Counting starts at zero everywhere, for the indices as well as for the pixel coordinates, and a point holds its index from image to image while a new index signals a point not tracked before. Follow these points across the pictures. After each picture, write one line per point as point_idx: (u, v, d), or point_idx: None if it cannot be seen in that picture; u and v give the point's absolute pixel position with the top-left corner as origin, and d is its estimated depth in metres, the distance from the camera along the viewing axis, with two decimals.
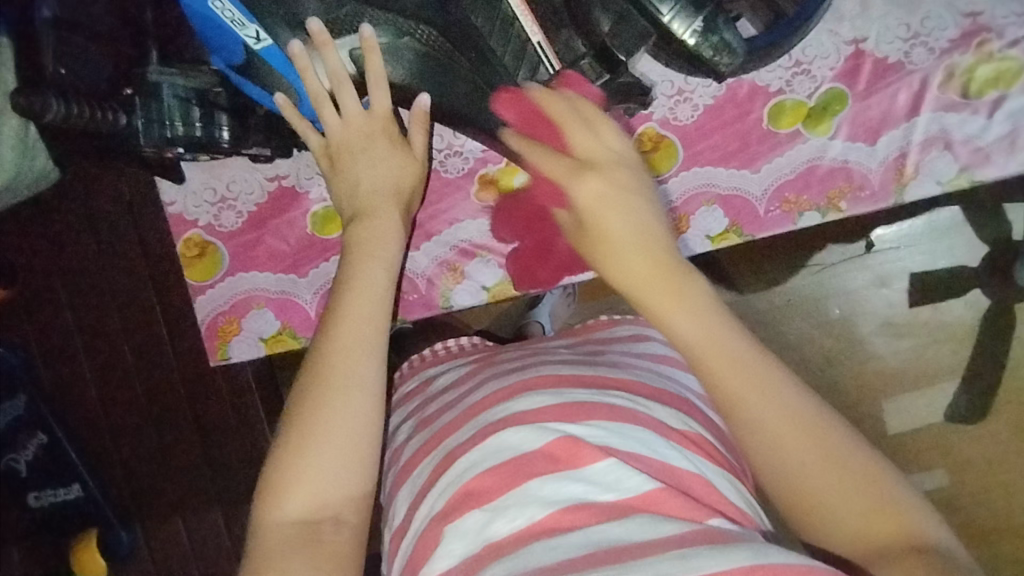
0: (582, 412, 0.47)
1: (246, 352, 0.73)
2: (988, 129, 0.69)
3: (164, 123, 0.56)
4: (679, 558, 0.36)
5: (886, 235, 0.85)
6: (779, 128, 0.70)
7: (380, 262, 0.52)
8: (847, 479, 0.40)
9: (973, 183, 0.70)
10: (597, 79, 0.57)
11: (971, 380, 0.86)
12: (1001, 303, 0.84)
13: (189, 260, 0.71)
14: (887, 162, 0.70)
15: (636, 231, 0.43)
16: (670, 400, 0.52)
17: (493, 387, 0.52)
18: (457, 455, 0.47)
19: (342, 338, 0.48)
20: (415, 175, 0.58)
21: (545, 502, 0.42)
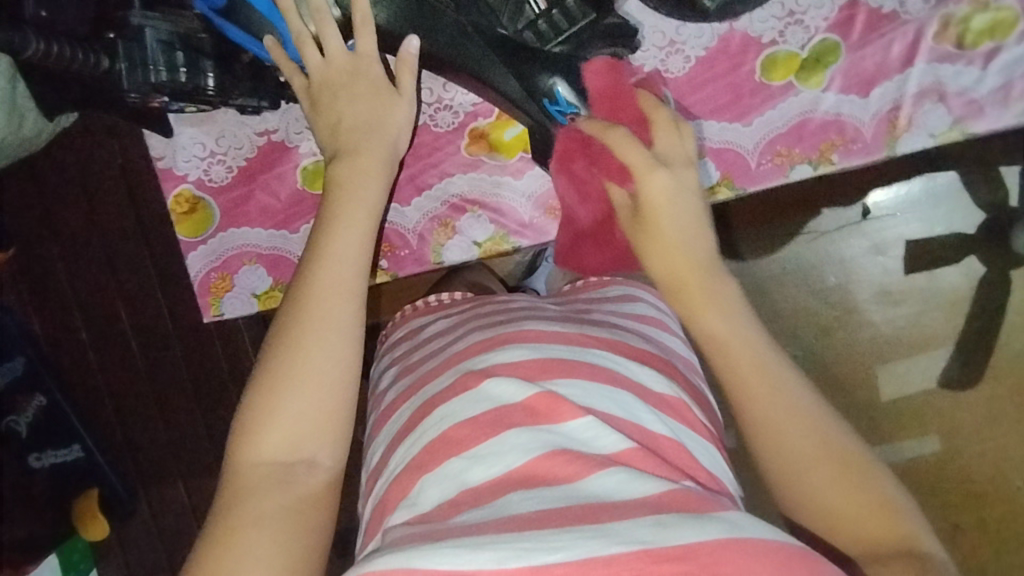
0: (561, 367, 0.47)
1: (240, 308, 0.74)
2: (982, 80, 0.69)
3: (148, 69, 0.55)
4: (658, 523, 0.36)
5: (882, 201, 0.85)
6: (773, 80, 0.69)
7: (361, 202, 0.52)
8: (857, 496, 0.43)
9: (966, 136, 0.70)
10: (582, 19, 0.57)
11: (963, 347, 0.87)
12: (994, 271, 0.85)
13: (179, 216, 0.71)
14: (880, 114, 0.70)
15: (692, 238, 0.53)
16: (654, 362, 0.51)
17: (474, 338, 0.52)
18: (436, 401, 0.48)
19: (322, 285, 0.48)
20: (402, 116, 0.57)
21: (522, 450, 0.42)
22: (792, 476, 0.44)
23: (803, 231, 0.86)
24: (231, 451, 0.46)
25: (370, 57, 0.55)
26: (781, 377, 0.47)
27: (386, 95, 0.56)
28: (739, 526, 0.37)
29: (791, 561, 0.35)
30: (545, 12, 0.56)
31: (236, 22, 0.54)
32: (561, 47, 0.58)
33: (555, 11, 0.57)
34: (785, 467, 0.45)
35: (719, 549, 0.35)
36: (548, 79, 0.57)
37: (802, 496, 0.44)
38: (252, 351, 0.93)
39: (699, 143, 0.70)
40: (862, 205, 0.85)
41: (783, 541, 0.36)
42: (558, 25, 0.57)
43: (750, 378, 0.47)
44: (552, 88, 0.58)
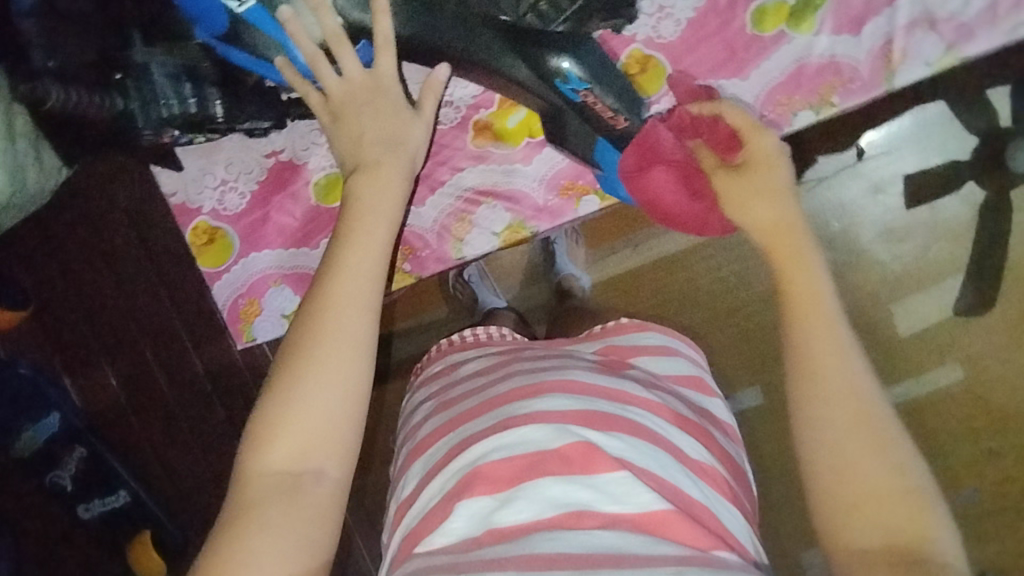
0: (600, 420, 0.49)
1: (271, 331, 0.74)
2: (969, 3, 0.69)
3: (158, 103, 0.56)
4: (677, 572, 0.38)
5: (875, 140, 0.83)
6: (764, 31, 0.70)
7: (383, 214, 0.51)
8: (884, 492, 0.40)
9: (959, 61, 0.71)
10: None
11: (975, 277, 0.84)
12: (998, 197, 0.81)
13: (200, 247, 0.72)
14: (874, 51, 0.70)
15: (780, 201, 0.53)
16: (690, 428, 0.53)
17: (518, 382, 0.52)
18: (472, 442, 0.49)
19: (346, 299, 0.47)
20: (420, 132, 0.57)
21: (553, 503, 0.43)
22: (818, 440, 0.43)
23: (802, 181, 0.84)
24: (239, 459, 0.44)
25: (392, 75, 0.56)
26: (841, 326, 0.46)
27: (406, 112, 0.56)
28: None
29: None
30: None
31: (239, 44, 0.54)
32: (564, 26, 0.59)
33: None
34: (816, 398, 0.44)
35: None
36: (554, 58, 0.58)
37: (825, 457, 0.42)
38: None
39: None
40: (855, 147, 0.83)
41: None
42: (558, 6, 0.57)
43: (808, 313, 0.47)
44: (566, 71, 0.58)
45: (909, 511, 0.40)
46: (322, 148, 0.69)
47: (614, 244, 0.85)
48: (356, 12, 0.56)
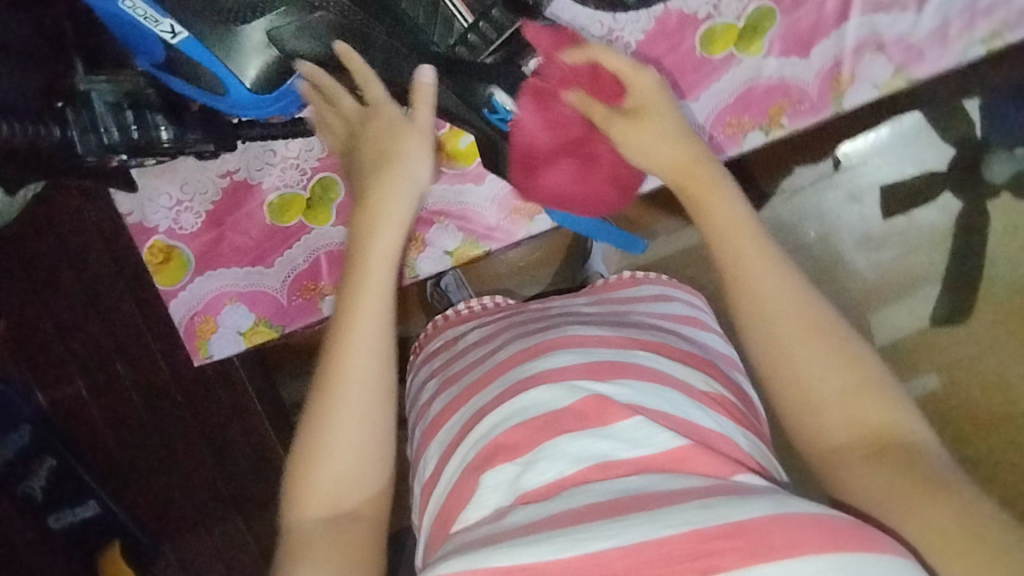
0: (610, 369, 0.50)
1: (227, 348, 0.75)
2: (919, 24, 0.70)
3: (99, 131, 0.55)
4: (703, 505, 0.37)
5: (851, 151, 0.88)
6: (713, 53, 0.70)
7: (384, 243, 0.51)
8: (870, 398, 0.44)
9: (909, 83, 0.71)
10: (511, 27, 0.56)
11: (950, 283, 0.89)
12: (973, 202, 0.87)
13: (156, 266, 0.72)
14: (823, 72, 0.71)
15: (683, 141, 0.53)
16: (694, 361, 0.55)
17: (517, 347, 0.54)
18: (486, 412, 0.50)
19: (355, 358, 0.48)
20: (421, 142, 0.53)
21: (573, 459, 0.44)
22: (795, 367, 0.46)
23: (779, 191, 0.88)
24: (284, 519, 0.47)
25: (381, 99, 0.52)
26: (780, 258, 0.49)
27: (399, 125, 0.52)
28: (784, 502, 0.37)
29: (846, 537, 0.35)
30: (473, 25, 0.55)
31: (178, 74, 0.54)
32: (493, 57, 0.58)
33: (482, 23, 0.55)
34: (783, 350, 0.46)
35: (770, 525, 0.35)
36: (485, 88, 0.58)
37: (799, 382, 0.45)
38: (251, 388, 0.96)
39: None
40: (833, 157, 0.88)
41: (832, 512, 0.37)
42: (487, 36, 0.56)
43: (745, 250, 0.49)
44: (489, 97, 0.58)
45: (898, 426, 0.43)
46: (276, 168, 0.71)
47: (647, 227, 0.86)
48: (292, 41, 0.53)
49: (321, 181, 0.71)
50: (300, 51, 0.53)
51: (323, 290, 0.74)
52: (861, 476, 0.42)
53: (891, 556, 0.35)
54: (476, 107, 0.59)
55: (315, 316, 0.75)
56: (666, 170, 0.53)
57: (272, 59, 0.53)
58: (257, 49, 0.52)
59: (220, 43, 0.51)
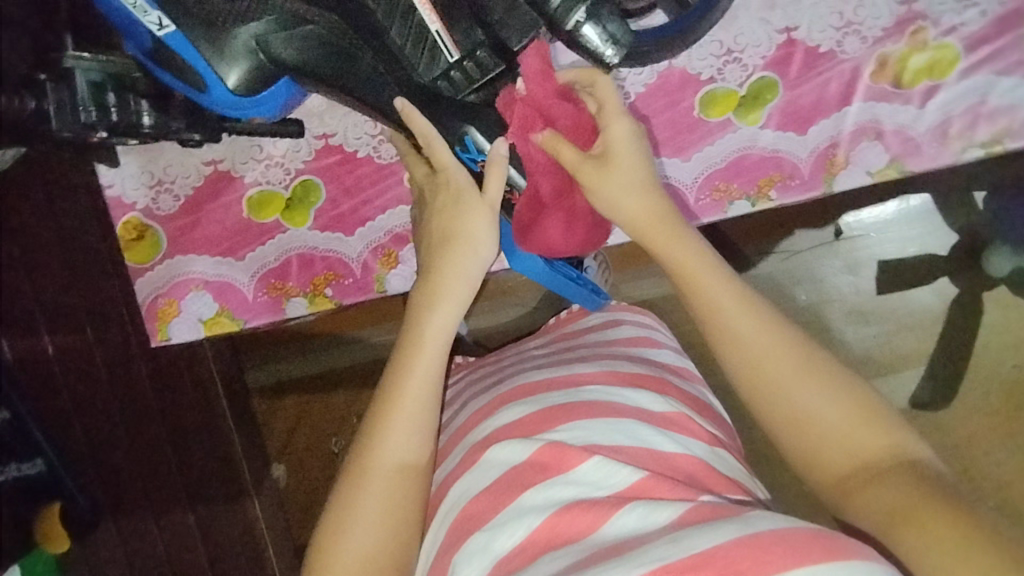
0: (560, 413, 0.52)
1: (185, 333, 0.75)
2: (921, 117, 0.69)
3: (77, 109, 0.55)
4: (673, 539, 0.40)
5: (853, 222, 0.88)
6: (710, 116, 0.71)
7: (438, 322, 0.54)
8: (857, 420, 0.47)
9: (903, 174, 0.71)
10: (494, 70, 0.56)
11: (935, 368, 0.89)
12: (967, 291, 0.88)
13: (127, 242, 0.73)
14: (818, 151, 0.71)
15: (649, 190, 0.54)
16: (647, 383, 0.55)
17: (475, 407, 0.57)
18: (451, 481, 0.52)
19: (405, 413, 0.51)
20: (484, 217, 0.54)
21: (540, 510, 0.46)
22: (784, 407, 0.49)
23: (776, 250, 0.89)
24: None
25: (450, 166, 0.55)
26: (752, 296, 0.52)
27: (467, 193, 0.55)
28: (750, 523, 0.40)
29: (813, 550, 0.37)
30: (458, 62, 0.56)
31: (162, 64, 0.56)
32: (476, 95, 0.57)
33: (467, 62, 0.56)
34: (779, 389, 0.49)
35: (736, 548, 0.38)
36: (461, 126, 0.55)
37: (788, 418, 0.49)
38: (220, 386, 1.04)
39: None
40: (834, 225, 0.88)
41: (793, 527, 0.39)
42: (471, 76, 0.56)
43: (723, 295, 0.51)
44: (463, 136, 0.55)
45: (886, 442, 0.46)
46: (260, 164, 0.71)
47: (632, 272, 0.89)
48: (280, 48, 0.54)
49: (303, 183, 0.71)
50: (286, 58, 0.55)
51: (290, 291, 0.74)
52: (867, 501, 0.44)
53: (860, 562, 0.37)
54: (447, 143, 0.55)
55: (278, 316, 0.74)
56: (642, 224, 0.54)
57: (258, 62, 0.55)
58: (243, 53, 0.54)
59: (211, 45, 0.53)
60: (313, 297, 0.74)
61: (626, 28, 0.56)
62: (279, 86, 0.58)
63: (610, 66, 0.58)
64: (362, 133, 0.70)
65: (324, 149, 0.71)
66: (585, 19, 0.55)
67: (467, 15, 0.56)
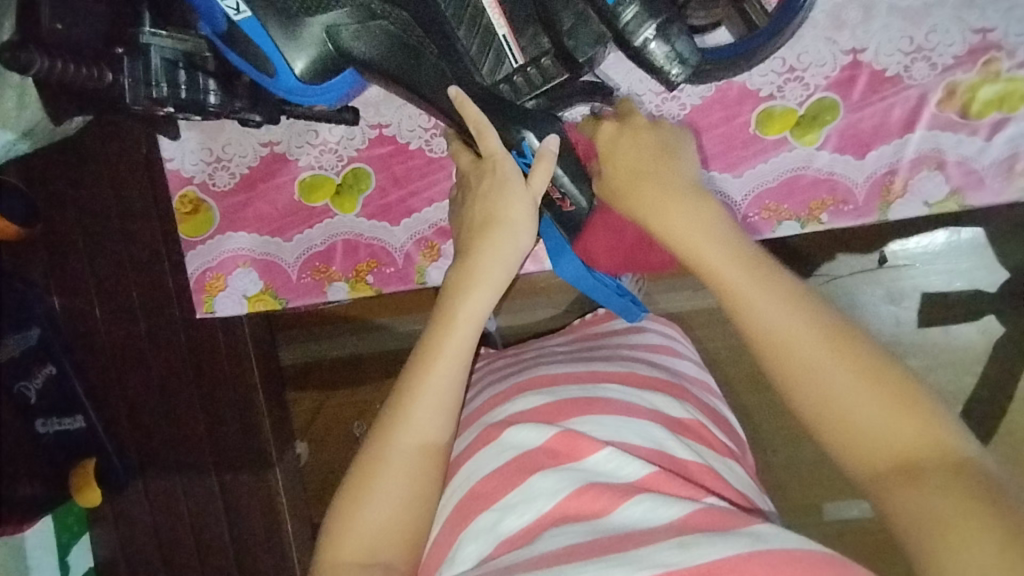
0: (577, 407, 0.53)
1: (230, 308, 0.78)
2: (986, 151, 0.67)
3: (150, 84, 0.58)
4: (680, 544, 0.39)
5: (900, 251, 0.86)
6: (767, 134, 0.70)
7: (471, 312, 0.53)
8: (887, 407, 0.40)
9: (963, 207, 0.69)
10: (557, 77, 0.58)
11: (973, 406, 0.88)
12: (1013, 331, 0.86)
13: (183, 215, 0.75)
14: (874, 177, 0.69)
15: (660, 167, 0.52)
16: (665, 388, 0.57)
17: (491, 394, 0.59)
18: (461, 462, 0.53)
19: (431, 391, 0.51)
20: (526, 211, 0.55)
21: (550, 494, 0.47)
22: (811, 404, 0.42)
23: (816, 275, 0.88)
24: (317, 556, 0.50)
25: (493, 155, 0.55)
26: (779, 275, 0.45)
27: (511, 181, 0.54)
28: (763, 538, 0.39)
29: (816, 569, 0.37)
30: (521, 68, 0.58)
31: (234, 46, 0.57)
32: (534, 101, 0.59)
33: (531, 67, 0.57)
34: (800, 385, 0.42)
35: (743, 563, 0.37)
36: (518, 132, 0.56)
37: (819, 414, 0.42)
38: (252, 357, 0.99)
39: None
40: (879, 252, 0.87)
41: (807, 549, 0.38)
42: (533, 82, 0.58)
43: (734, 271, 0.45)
44: (521, 140, 0.56)
45: (921, 436, 0.39)
46: (314, 149, 0.73)
47: (670, 285, 0.88)
48: (348, 40, 0.55)
49: (354, 170, 0.73)
50: (356, 51, 0.55)
51: (332, 275, 0.75)
52: (902, 504, 0.38)
53: None
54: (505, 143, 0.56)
55: (319, 298, 0.76)
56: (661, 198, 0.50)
57: (326, 52, 0.56)
58: (314, 43, 0.55)
59: (284, 33, 0.55)
60: (354, 283, 0.75)
61: (693, 46, 0.55)
62: (341, 78, 0.59)
63: (674, 86, 0.56)
64: (416, 126, 0.71)
65: (378, 139, 0.72)
66: (655, 36, 0.53)
67: (535, 21, 0.58)
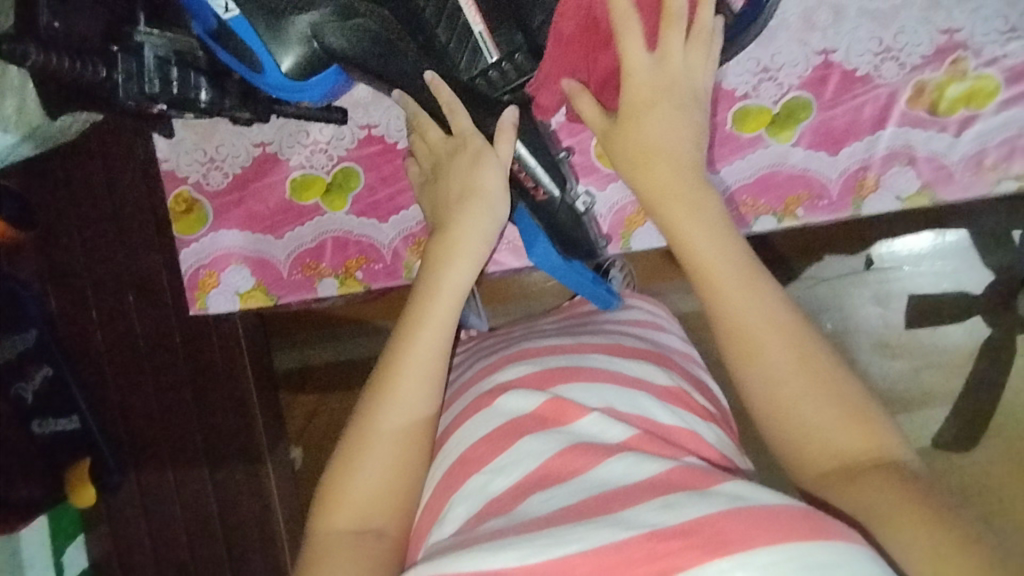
0: (563, 375, 0.54)
1: (223, 304, 0.79)
2: (955, 146, 0.70)
3: (143, 80, 0.60)
4: (664, 505, 0.39)
5: (886, 253, 0.90)
6: (742, 132, 0.72)
7: (454, 282, 0.56)
8: (840, 411, 0.45)
9: (933, 201, 0.71)
10: (531, 71, 0.61)
11: (962, 408, 0.89)
12: (999, 332, 0.88)
13: (177, 214, 0.77)
14: (848, 172, 0.72)
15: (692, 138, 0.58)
16: (650, 357, 0.59)
17: (482, 365, 0.60)
18: (453, 426, 0.54)
19: (417, 356, 0.54)
20: (501, 177, 0.59)
21: (537, 455, 0.47)
22: (772, 392, 0.47)
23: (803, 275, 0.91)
24: (311, 527, 0.51)
25: (468, 130, 0.60)
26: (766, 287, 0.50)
27: (485, 156, 0.59)
28: (740, 497, 0.39)
29: (797, 524, 0.37)
30: (496, 63, 0.60)
31: (223, 44, 0.59)
32: (509, 95, 0.63)
33: (506, 63, 0.61)
34: (757, 370, 0.48)
35: (723, 520, 0.37)
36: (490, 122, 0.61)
37: (772, 401, 0.47)
38: (247, 355, 1.01)
39: None
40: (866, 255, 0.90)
41: (785, 505, 0.39)
42: (507, 76, 0.61)
43: (738, 287, 0.50)
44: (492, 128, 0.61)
45: (868, 439, 0.44)
46: (305, 149, 0.75)
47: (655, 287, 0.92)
48: (330, 38, 0.57)
49: (344, 169, 0.75)
50: (337, 47, 0.58)
51: (323, 271, 0.77)
52: (844, 492, 0.43)
53: (839, 542, 0.37)
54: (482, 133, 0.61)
55: (309, 294, 0.78)
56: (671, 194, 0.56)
57: (311, 49, 0.58)
58: (298, 40, 0.57)
59: (270, 31, 0.57)
60: (344, 279, 0.77)
61: None
62: (328, 74, 0.61)
63: None
64: (404, 125, 0.73)
65: (367, 138, 0.74)
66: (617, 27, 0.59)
67: (509, 17, 0.60)
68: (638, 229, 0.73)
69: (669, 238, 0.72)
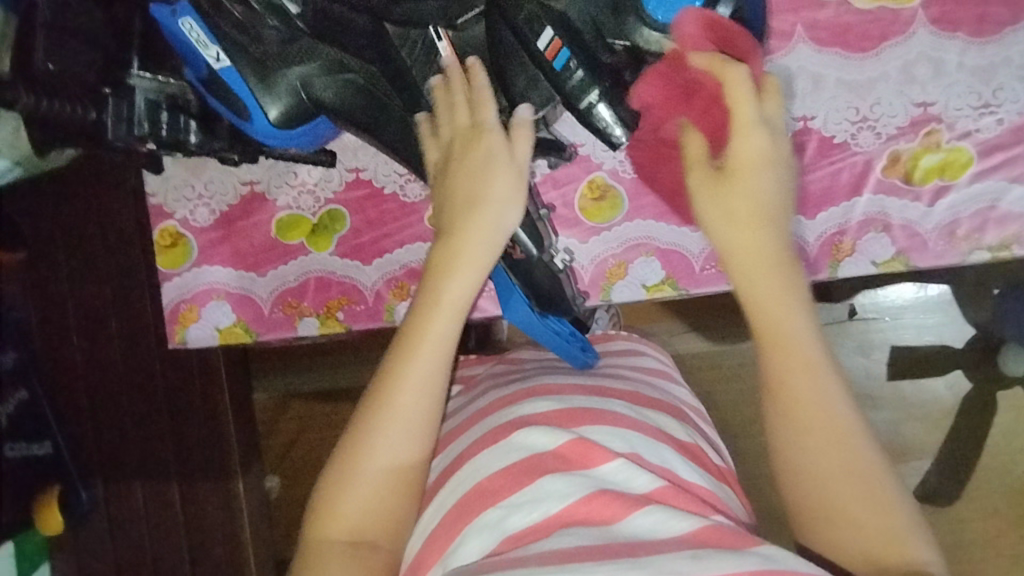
0: (588, 415, 0.54)
1: (202, 339, 0.80)
2: (929, 215, 0.71)
3: (131, 122, 0.61)
4: (693, 557, 0.39)
5: (868, 303, 0.93)
6: None
7: (463, 288, 0.54)
8: (854, 472, 0.45)
9: (907, 268, 0.73)
10: None
11: (944, 457, 0.92)
12: (981, 388, 0.91)
13: (162, 248, 0.78)
14: (825, 236, 0.73)
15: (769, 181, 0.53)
16: (665, 406, 0.60)
17: (499, 395, 0.60)
18: (468, 454, 0.53)
19: (421, 369, 0.52)
20: (510, 180, 0.57)
21: (561, 496, 0.47)
22: (799, 424, 0.47)
23: None
24: (304, 533, 0.51)
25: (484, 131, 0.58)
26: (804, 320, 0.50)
27: (495, 160, 0.57)
28: (770, 558, 0.39)
29: None
30: None
31: (213, 92, 0.61)
32: None
33: None
34: (798, 400, 0.47)
35: None
36: None
37: (798, 421, 0.47)
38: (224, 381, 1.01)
39: (648, 242, 0.73)
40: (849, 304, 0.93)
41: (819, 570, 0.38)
42: None
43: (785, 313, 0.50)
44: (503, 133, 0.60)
45: (878, 518, 0.44)
46: (292, 190, 0.76)
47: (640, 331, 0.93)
48: (319, 90, 0.59)
49: (329, 212, 0.76)
50: (326, 99, 0.59)
51: (304, 310, 0.77)
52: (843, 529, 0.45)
53: None
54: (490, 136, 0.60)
55: (290, 332, 0.78)
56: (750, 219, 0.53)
57: (299, 100, 0.60)
58: (287, 91, 0.59)
59: (258, 80, 0.59)
60: (325, 319, 0.77)
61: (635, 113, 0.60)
62: (314, 123, 0.63)
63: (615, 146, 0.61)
64: (391, 171, 0.74)
65: (354, 182, 0.75)
66: (599, 99, 0.57)
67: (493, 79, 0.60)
68: (618, 283, 0.74)
69: (648, 292, 0.74)
